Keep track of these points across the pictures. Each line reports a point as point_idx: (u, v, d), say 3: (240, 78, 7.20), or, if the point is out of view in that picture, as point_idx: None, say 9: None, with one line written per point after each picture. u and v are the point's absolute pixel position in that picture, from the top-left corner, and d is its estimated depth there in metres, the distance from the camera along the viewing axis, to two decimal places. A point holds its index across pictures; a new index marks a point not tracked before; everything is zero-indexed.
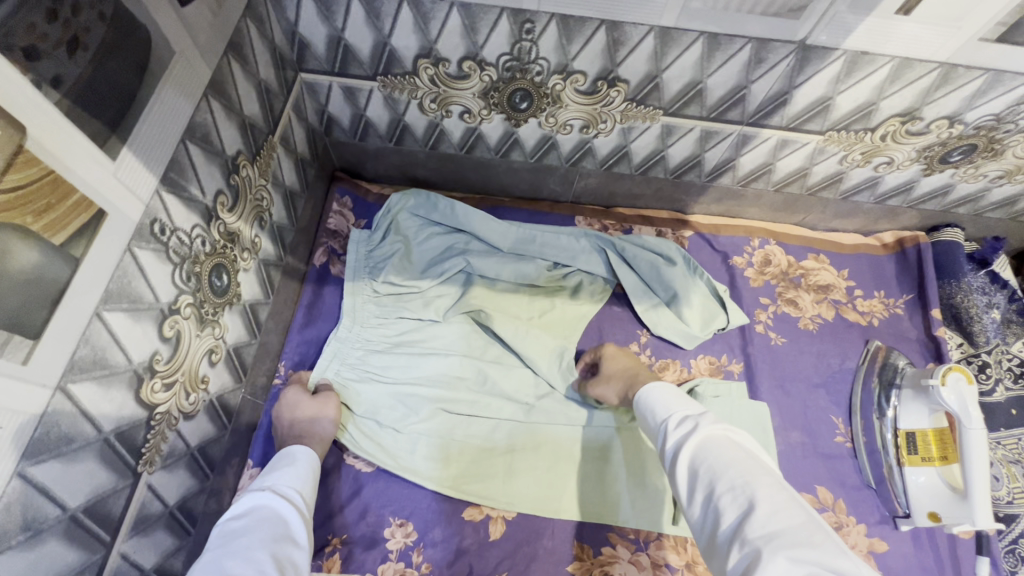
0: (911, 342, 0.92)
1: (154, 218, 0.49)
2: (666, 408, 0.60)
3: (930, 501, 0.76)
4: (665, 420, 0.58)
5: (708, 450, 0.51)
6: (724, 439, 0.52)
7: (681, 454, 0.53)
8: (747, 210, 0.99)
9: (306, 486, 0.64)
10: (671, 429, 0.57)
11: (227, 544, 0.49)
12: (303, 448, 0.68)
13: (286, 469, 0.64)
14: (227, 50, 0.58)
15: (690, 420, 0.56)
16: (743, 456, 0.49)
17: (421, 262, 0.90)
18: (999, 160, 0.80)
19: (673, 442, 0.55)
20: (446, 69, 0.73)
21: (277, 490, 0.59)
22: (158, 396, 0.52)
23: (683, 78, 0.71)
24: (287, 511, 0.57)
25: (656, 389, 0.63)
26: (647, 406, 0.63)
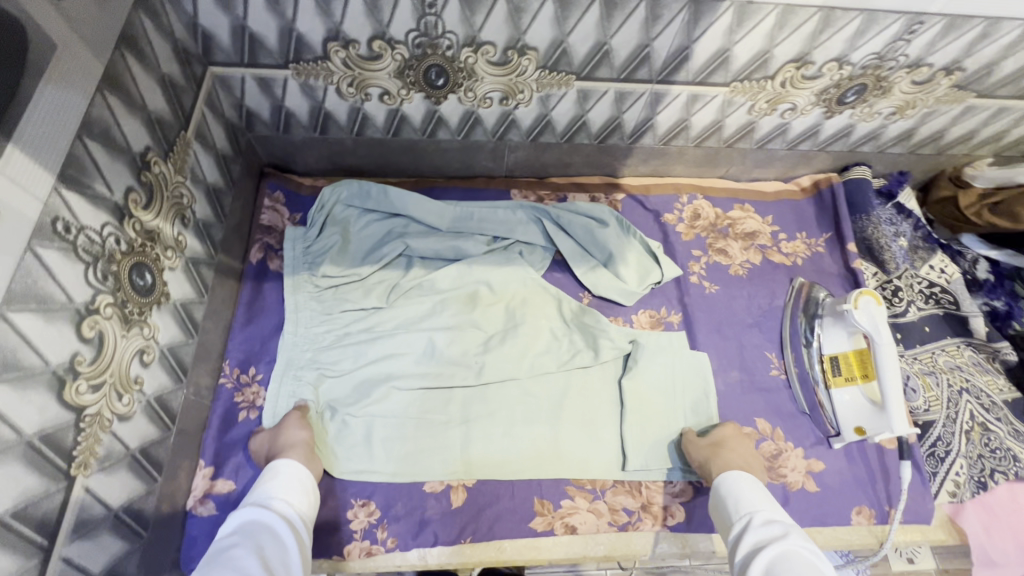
0: (832, 277, 0.98)
1: (55, 216, 0.48)
2: (750, 504, 0.67)
3: (855, 417, 0.82)
4: (748, 515, 0.66)
5: (787, 557, 0.57)
6: (803, 552, 0.57)
7: (760, 554, 0.59)
8: (673, 168, 1.04)
9: (297, 495, 0.66)
10: (753, 531, 0.63)
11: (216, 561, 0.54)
12: (287, 458, 0.69)
13: (274, 483, 0.66)
14: (119, 44, 0.57)
15: (777, 528, 0.62)
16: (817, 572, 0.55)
17: (358, 249, 0.90)
18: (888, 97, 0.86)
19: (757, 541, 0.62)
20: (357, 51, 0.74)
21: (268, 507, 0.62)
22: (85, 397, 0.52)
23: (589, 41, 0.74)
24: (278, 528, 0.60)
25: (741, 482, 0.70)
26: (727, 500, 0.70)
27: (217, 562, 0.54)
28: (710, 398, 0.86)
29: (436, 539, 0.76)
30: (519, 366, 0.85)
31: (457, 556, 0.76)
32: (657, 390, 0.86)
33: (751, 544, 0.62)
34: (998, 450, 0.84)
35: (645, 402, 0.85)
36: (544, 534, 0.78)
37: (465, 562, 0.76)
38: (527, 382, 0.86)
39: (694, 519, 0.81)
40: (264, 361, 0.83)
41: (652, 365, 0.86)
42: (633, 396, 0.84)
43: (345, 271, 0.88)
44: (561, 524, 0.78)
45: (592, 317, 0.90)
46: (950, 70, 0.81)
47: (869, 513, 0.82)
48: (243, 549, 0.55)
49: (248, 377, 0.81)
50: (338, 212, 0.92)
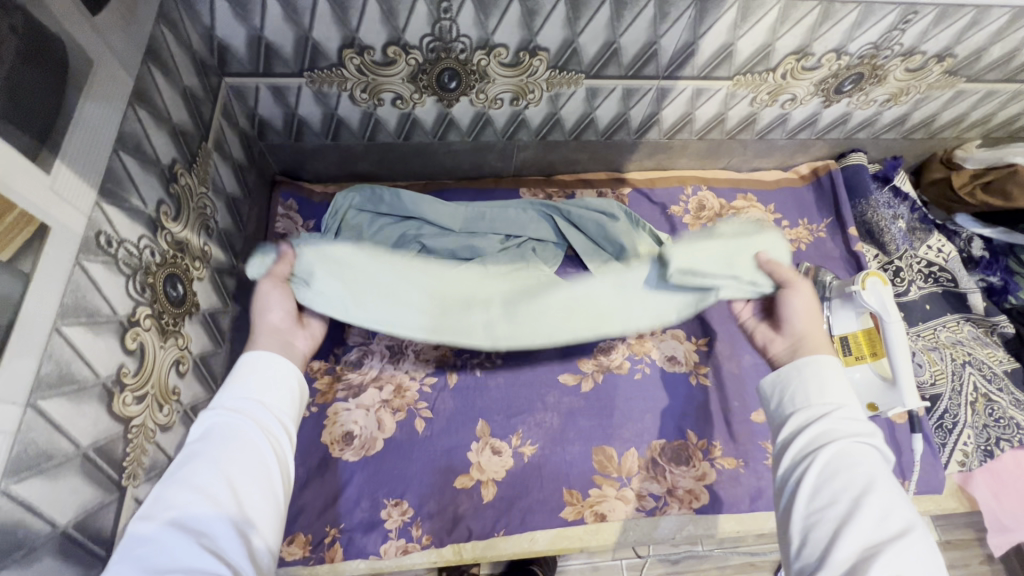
0: (835, 260, 1.01)
1: (98, 230, 0.49)
2: (826, 390, 0.55)
3: (867, 394, 0.85)
4: (821, 405, 0.54)
5: (867, 465, 0.48)
6: (884, 468, 0.48)
7: (823, 458, 0.49)
8: (677, 161, 1.06)
9: (275, 395, 0.54)
10: (823, 417, 0.53)
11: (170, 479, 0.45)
12: (264, 353, 0.56)
13: (248, 380, 0.53)
14: (145, 58, 0.57)
15: (845, 420, 0.52)
16: (901, 497, 0.46)
17: None
18: (883, 85, 0.90)
19: (821, 432, 0.52)
20: (371, 57, 0.75)
21: (235, 412, 0.50)
22: (131, 409, 0.52)
23: (598, 40, 0.76)
24: (247, 438, 0.48)
25: (824, 364, 0.57)
26: (798, 372, 0.57)
27: (171, 484, 0.44)
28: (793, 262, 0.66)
29: (469, 534, 0.77)
30: (566, 315, 0.67)
31: (489, 549, 0.78)
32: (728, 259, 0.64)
33: (815, 434, 0.52)
34: (1001, 419, 0.88)
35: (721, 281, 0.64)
36: (575, 523, 0.80)
37: (499, 555, 0.78)
38: (574, 281, 0.68)
39: (719, 501, 0.83)
40: None
41: (716, 247, 0.64)
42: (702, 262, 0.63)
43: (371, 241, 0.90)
44: (590, 512, 0.80)
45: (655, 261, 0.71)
46: (942, 57, 0.84)
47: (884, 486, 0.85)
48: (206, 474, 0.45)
49: None
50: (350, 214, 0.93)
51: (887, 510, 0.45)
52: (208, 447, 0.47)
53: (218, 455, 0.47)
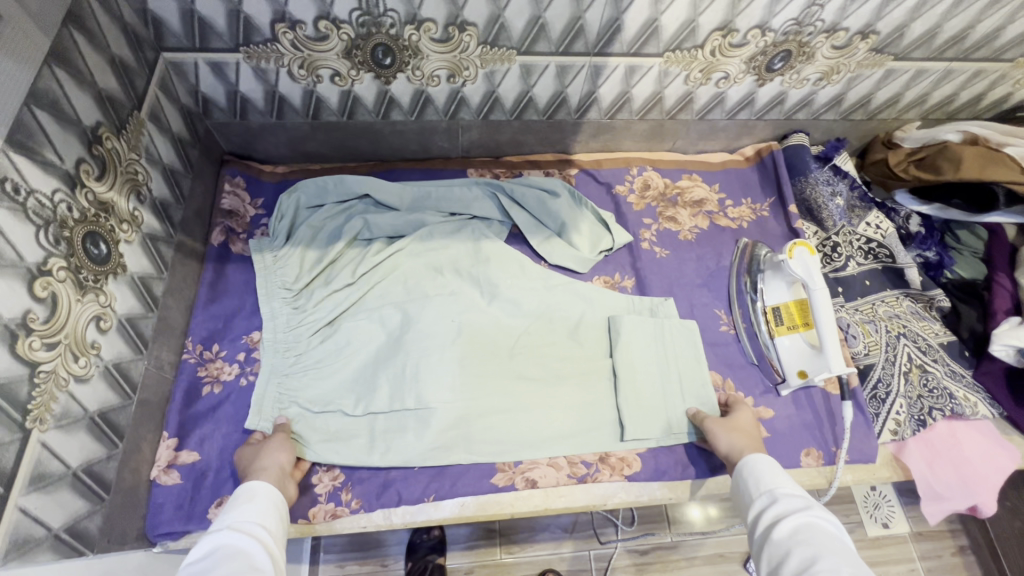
0: (776, 237, 1.03)
1: (4, 176, 0.51)
2: (771, 480, 0.69)
3: (798, 362, 0.86)
4: (768, 486, 0.68)
5: (817, 532, 0.59)
6: (835, 533, 0.59)
7: (781, 525, 0.62)
8: (622, 142, 1.08)
9: (270, 516, 0.64)
10: (776, 503, 0.65)
11: None
12: (263, 482, 0.68)
13: (250, 506, 0.64)
14: (66, 21, 0.59)
15: (798, 502, 0.64)
16: (852, 556, 0.56)
17: (323, 231, 0.94)
18: (813, 63, 0.92)
19: (777, 516, 0.63)
20: (304, 32, 0.78)
21: (235, 528, 0.60)
22: (39, 353, 0.54)
23: (524, 15, 0.78)
24: (250, 547, 0.58)
25: (764, 460, 0.72)
26: (754, 470, 0.71)
27: None
28: (710, 386, 0.88)
29: (399, 499, 0.78)
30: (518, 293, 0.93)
31: (420, 514, 0.79)
32: (649, 358, 0.88)
33: (774, 511, 0.64)
34: (934, 389, 0.88)
35: (635, 374, 0.87)
36: (507, 489, 0.81)
37: (431, 521, 0.79)
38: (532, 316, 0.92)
39: (652, 469, 0.84)
40: (225, 337, 0.85)
41: (638, 335, 0.90)
42: (627, 367, 0.87)
43: (318, 261, 0.91)
44: (522, 479, 0.81)
45: (574, 298, 0.94)
46: (865, 33, 0.87)
47: (818, 454, 0.86)
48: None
49: (212, 353, 0.83)
50: (300, 207, 0.95)
51: (840, 553, 0.56)
52: (215, 561, 0.55)
53: (223, 566, 0.55)
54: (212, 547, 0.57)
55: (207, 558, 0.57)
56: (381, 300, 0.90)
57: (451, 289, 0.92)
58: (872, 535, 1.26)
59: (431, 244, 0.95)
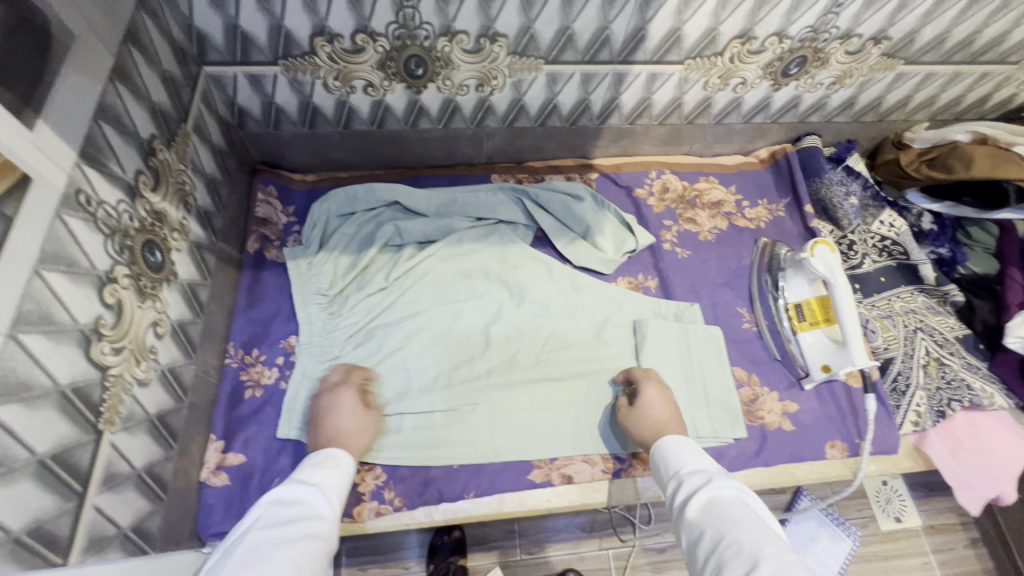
0: (793, 237, 1.06)
1: (78, 189, 0.53)
2: (675, 458, 0.70)
3: (822, 357, 0.89)
4: (674, 466, 0.69)
5: (721, 505, 0.61)
6: (738, 500, 0.61)
7: (689, 505, 0.63)
8: (640, 147, 1.12)
9: (343, 494, 0.67)
10: (682, 483, 0.67)
11: (274, 529, 0.56)
12: (349, 456, 0.72)
13: (334, 474, 0.67)
14: (126, 40, 0.62)
15: (701, 477, 0.66)
16: (755, 519, 0.59)
17: (357, 238, 0.97)
18: (827, 68, 0.95)
19: (686, 496, 0.65)
20: (341, 45, 0.80)
21: (321, 492, 0.63)
22: (108, 358, 0.56)
23: (553, 26, 0.81)
24: (324, 517, 0.61)
25: (668, 439, 0.74)
26: (663, 453, 0.72)
27: (272, 531, 0.56)
28: (733, 389, 0.91)
29: (441, 496, 0.81)
30: (546, 294, 0.96)
31: (461, 510, 0.82)
32: (674, 363, 0.91)
33: (682, 491, 0.66)
34: (952, 381, 0.92)
35: (662, 375, 0.90)
36: (543, 485, 0.83)
37: (469, 516, 0.81)
38: (560, 320, 0.95)
39: None
40: (266, 341, 0.87)
41: (664, 340, 0.92)
42: (652, 369, 0.90)
43: (351, 266, 0.95)
44: (558, 474, 0.84)
45: (600, 298, 0.97)
46: (878, 39, 0.90)
47: (842, 446, 0.89)
48: (295, 534, 0.57)
49: (252, 357, 0.85)
50: (330, 219, 0.98)
51: (740, 520, 0.58)
52: (296, 520, 0.58)
53: (302, 528, 0.58)
54: (299, 500, 0.61)
55: (293, 507, 0.60)
56: (410, 306, 0.93)
57: (481, 293, 0.95)
58: (886, 529, 1.28)
59: (459, 247, 0.98)
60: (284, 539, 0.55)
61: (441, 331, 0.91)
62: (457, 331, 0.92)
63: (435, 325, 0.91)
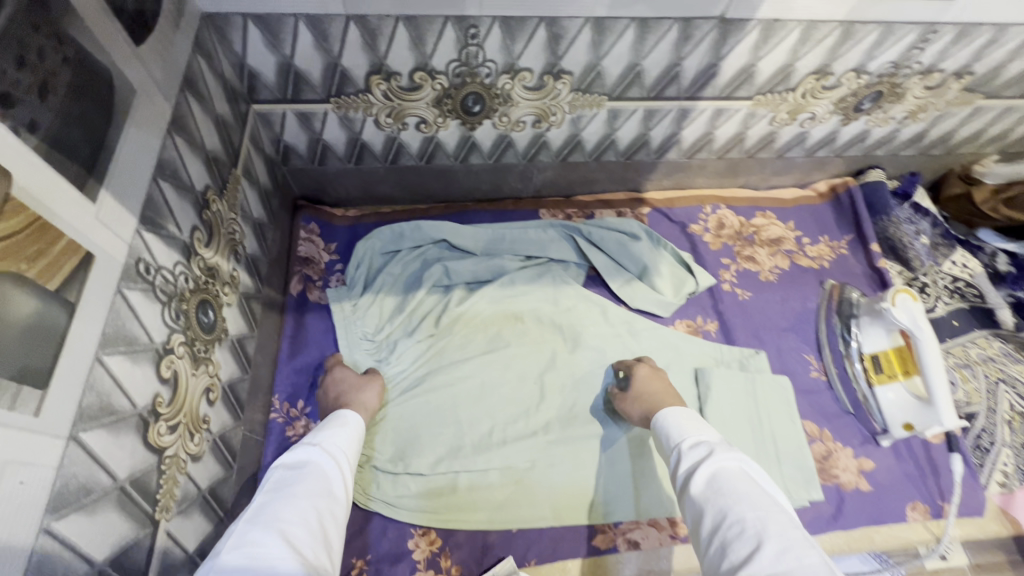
0: (858, 277, 1.00)
1: (138, 258, 0.48)
2: (678, 431, 0.63)
3: (902, 413, 0.83)
4: (676, 439, 0.62)
5: (723, 477, 0.54)
6: (739, 470, 0.54)
7: (691, 480, 0.56)
8: (695, 180, 1.06)
9: (354, 451, 0.63)
10: (683, 456, 0.60)
11: (278, 490, 0.51)
12: (354, 415, 0.68)
13: (337, 433, 0.63)
14: (182, 87, 0.58)
15: (702, 449, 0.59)
16: (759, 491, 0.51)
17: (402, 279, 0.92)
18: (903, 102, 0.90)
19: (686, 469, 0.58)
20: (398, 83, 0.75)
21: (325, 450, 0.59)
22: (165, 439, 0.51)
23: (622, 63, 0.76)
24: (330, 473, 0.56)
25: (672, 414, 0.67)
26: (666, 428, 0.65)
27: (276, 493, 0.51)
28: (805, 445, 0.84)
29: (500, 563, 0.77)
30: (604, 341, 0.90)
31: None
32: (741, 415, 0.85)
33: (686, 466, 0.58)
34: None
35: (730, 429, 0.84)
36: (607, 551, 0.78)
37: None
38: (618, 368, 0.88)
39: None
40: (309, 393, 0.82)
41: (729, 391, 0.87)
42: (719, 422, 0.84)
43: (397, 309, 0.89)
44: (624, 540, 0.79)
45: (659, 345, 0.91)
46: (961, 74, 0.85)
47: (924, 508, 0.83)
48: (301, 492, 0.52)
49: (297, 411, 0.81)
50: (375, 259, 0.93)
51: (744, 496, 0.51)
52: (303, 475, 0.54)
53: (308, 482, 0.53)
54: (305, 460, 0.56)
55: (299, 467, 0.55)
56: (461, 350, 0.88)
57: (534, 339, 0.90)
58: None
59: (510, 288, 0.92)
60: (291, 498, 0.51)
61: (494, 382, 0.86)
62: (511, 380, 0.86)
63: (487, 375, 0.86)
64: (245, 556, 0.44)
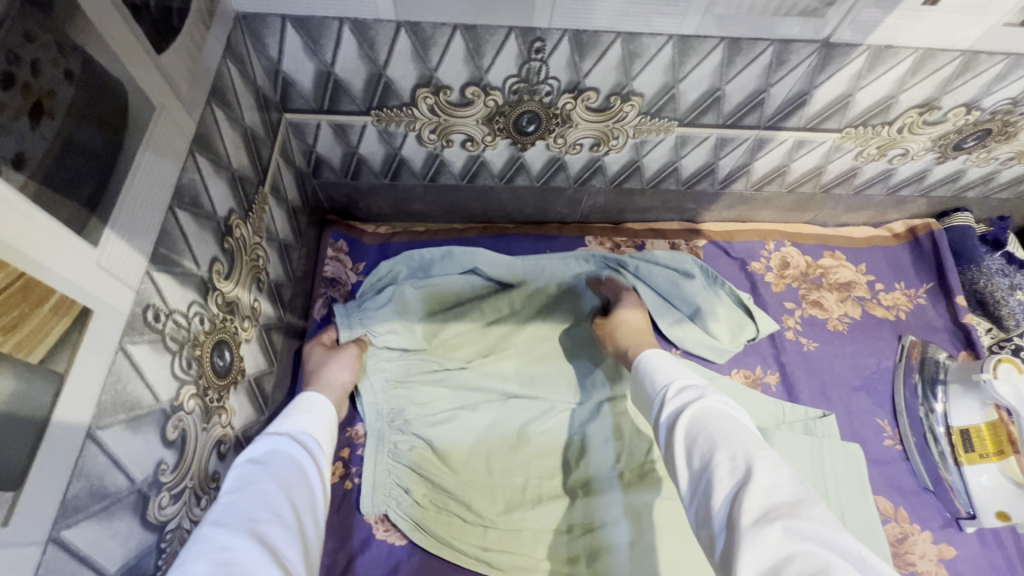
0: (940, 332, 0.90)
1: (147, 304, 0.41)
2: (664, 378, 0.57)
3: (995, 500, 0.74)
4: (663, 386, 0.56)
5: (707, 415, 0.48)
6: (724, 409, 0.49)
7: (678, 424, 0.50)
8: (758, 213, 0.97)
9: (325, 436, 0.56)
10: (669, 402, 0.54)
11: (244, 487, 0.43)
12: (323, 398, 0.60)
13: (308, 419, 0.55)
14: (209, 99, 0.51)
15: (689, 392, 0.53)
16: (747, 431, 0.46)
17: (415, 307, 0.81)
18: (1011, 142, 0.79)
19: (670, 413, 0.52)
20: (447, 97, 0.67)
21: (295, 440, 0.51)
22: (166, 512, 0.44)
23: (701, 87, 0.67)
24: (304, 462, 0.49)
25: (658, 358, 0.61)
26: (649, 376, 0.60)
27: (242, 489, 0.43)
28: (879, 531, 0.74)
29: None
30: None
31: None
32: None
33: (672, 411, 0.52)
34: None
35: None
36: None
37: None
38: None
39: None
40: None
41: (792, 459, 0.77)
42: None
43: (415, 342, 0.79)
44: None
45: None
46: None
47: None
48: (271, 486, 0.44)
49: None
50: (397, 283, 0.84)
51: (729, 436, 0.45)
52: (273, 467, 0.46)
53: (281, 475, 0.46)
54: (271, 449, 0.48)
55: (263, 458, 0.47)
56: (492, 388, 0.78)
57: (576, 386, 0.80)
58: None
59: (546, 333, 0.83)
60: (261, 492, 0.43)
61: (530, 431, 0.77)
62: (547, 433, 0.77)
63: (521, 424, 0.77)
64: (212, 565, 0.36)
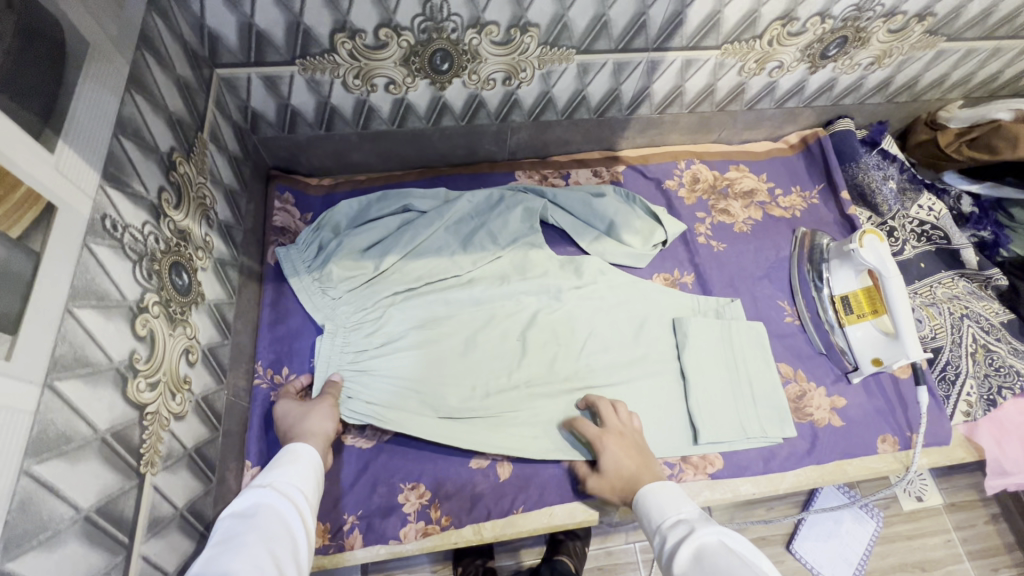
0: (829, 225, 1.03)
1: (103, 214, 0.48)
2: (661, 513, 0.63)
3: (871, 350, 0.86)
4: (661, 522, 0.62)
5: (705, 555, 0.53)
6: (721, 544, 0.54)
7: (677, 561, 0.55)
8: (669, 136, 1.07)
9: (310, 486, 0.63)
10: (667, 539, 0.59)
11: (229, 542, 0.50)
12: (307, 447, 0.67)
13: (292, 469, 0.62)
14: (138, 44, 0.57)
15: (684, 528, 0.59)
16: (741, 561, 0.51)
17: (361, 245, 0.89)
18: (867, 48, 0.91)
19: (670, 549, 0.57)
20: (363, 41, 0.75)
21: (278, 492, 0.58)
22: (144, 395, 0.52)
23: (588, 14, 0.76)
24: (287, 513, 0.56)
25: (652, 490, 0.66)
26: (646, 507, 0.65)
27: (227, 546, 0.50)
28: (780, 388, 0.87)
29: (489, 513, 0.78)
30: (581, 300, 0.91)
31: (509, 527, 0.78)
32: (717, 360, 0.87)
33: (674, 549, 0.57)
34: (1001, 367, 0.88)
35: (708, 374, 0.86)
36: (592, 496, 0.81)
37: (520, 531, 0.78)
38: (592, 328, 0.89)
39: (733, 464, 0.83)
40: (294, 362, 0.83)
41: (705, 338, 0.88)
42: (695, 369, 0.86)
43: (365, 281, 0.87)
44: None
45: (638, 296, 0.92)
46: (923, 16, 0.87)
47: (893, 440, 0.86)
48: (253, 539, 0.51)
49: (281, 376, 0.82)
50: (341, 226, 0.92)
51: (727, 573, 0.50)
52: (255, 520, 0.53)
53: (262, 526, 0.53)
54: (256, 504, 0.56)
55: (248, 513, 0.55)
56: (436, 301, 0.87)
57: (514, 298, 0.90)
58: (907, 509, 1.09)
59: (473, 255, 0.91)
60: (244, 544, 0.50)
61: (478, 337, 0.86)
62: (490, 340, 0.86)
63: (467, 334, 0.86)
64: None
